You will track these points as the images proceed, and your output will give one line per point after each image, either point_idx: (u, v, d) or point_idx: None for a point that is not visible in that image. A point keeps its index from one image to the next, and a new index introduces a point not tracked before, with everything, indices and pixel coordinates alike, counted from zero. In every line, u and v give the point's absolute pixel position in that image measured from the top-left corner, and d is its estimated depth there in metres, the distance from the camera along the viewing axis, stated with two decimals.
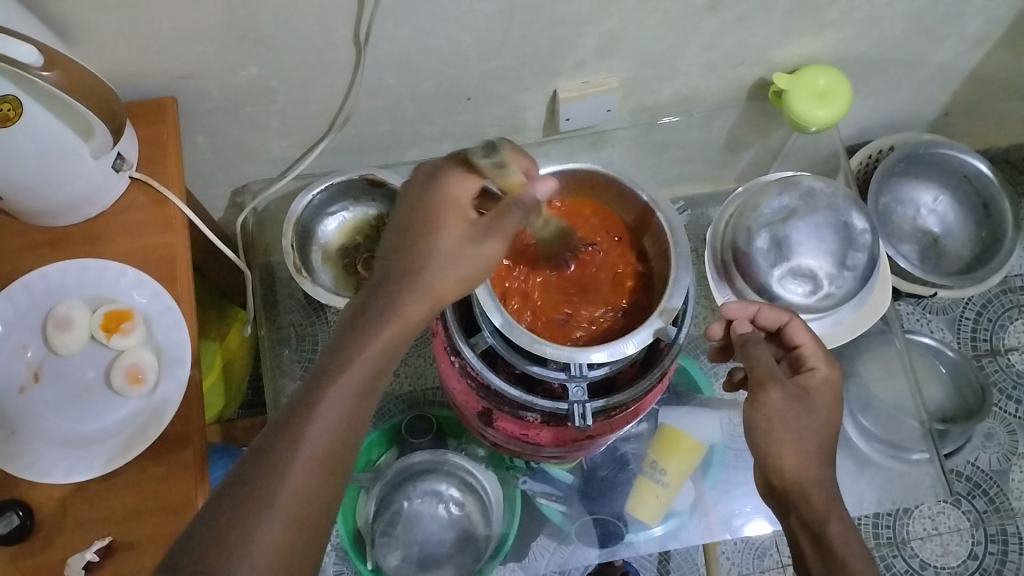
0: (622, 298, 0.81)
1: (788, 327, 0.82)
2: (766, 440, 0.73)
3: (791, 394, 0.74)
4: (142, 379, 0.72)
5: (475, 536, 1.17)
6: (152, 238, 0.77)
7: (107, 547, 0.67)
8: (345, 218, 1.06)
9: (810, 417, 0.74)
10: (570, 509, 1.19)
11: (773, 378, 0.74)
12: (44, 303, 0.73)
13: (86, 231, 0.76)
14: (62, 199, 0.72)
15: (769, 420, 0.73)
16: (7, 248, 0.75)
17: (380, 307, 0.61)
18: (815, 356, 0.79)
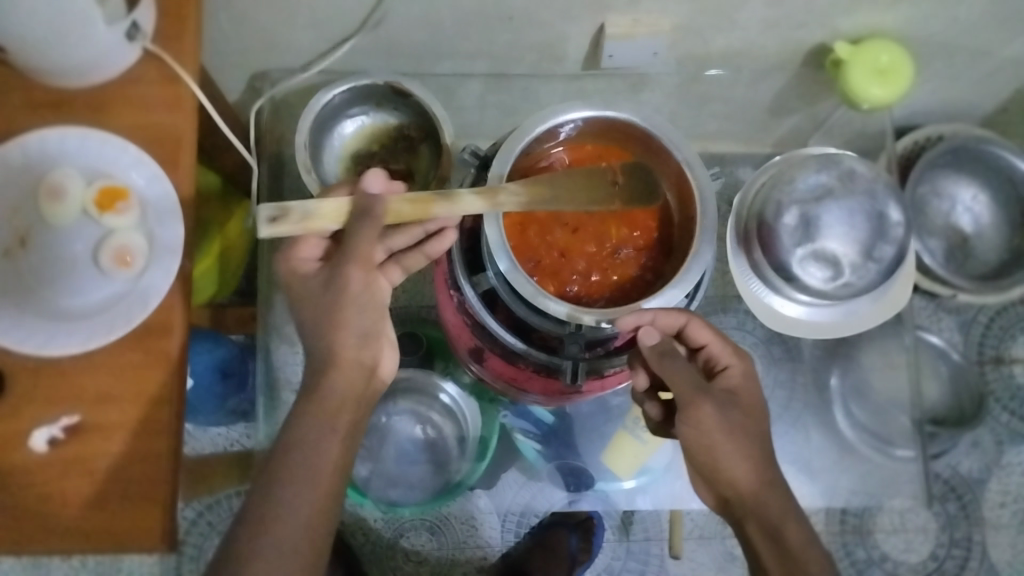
0: (599, 281, 0.77)
1: (685, 327, 0.73)
2: (715, 460, 0.70)
3: (720, 401, 0.71)
4: (129, 263, 0.70)
5: (447, 462, 1.18)
6: (157, 116, 0.72)
7: (74, 426, 0.66)
8: (364, 122, 1.00)
9: (743, 410, 0.72)
10: (545, 449, 1.18)
11: (702, 394, 0.70)
12: (36, 166, 0.70)
13: (92, 98, 0.72)
14: (70, 61, 0.68)
15: (707, 435, 0.70)
16: (7, 102, 0.71)
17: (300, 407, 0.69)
18: (722, 352, 0.74)
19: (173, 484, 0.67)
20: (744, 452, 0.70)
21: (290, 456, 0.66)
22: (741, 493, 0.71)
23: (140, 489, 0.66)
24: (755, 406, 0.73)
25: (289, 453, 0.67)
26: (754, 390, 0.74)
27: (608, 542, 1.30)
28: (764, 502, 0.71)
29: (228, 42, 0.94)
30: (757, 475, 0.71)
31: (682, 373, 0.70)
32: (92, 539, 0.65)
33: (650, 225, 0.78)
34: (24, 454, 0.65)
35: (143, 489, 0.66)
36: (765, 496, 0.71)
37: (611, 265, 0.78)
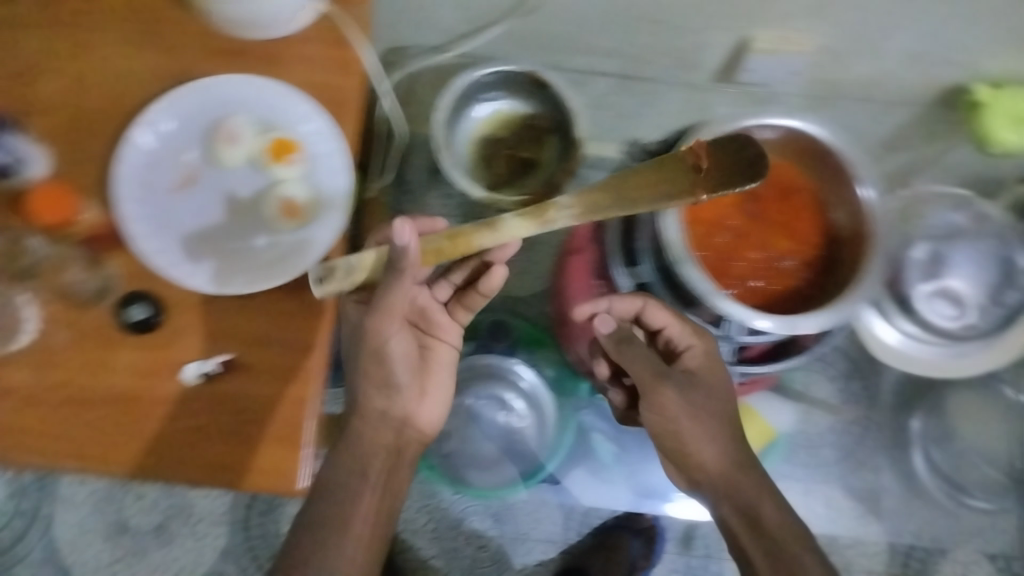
0: (756, 285, 0.82)
1: (645, 311, 0.78)
2: (682, 438, 0.74)
3: (686, 386, 0.74)
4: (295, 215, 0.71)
5: (524, 449, 1.19)
6: (328, 77, 0.73)
7: (227, 363, 0.68)
8: (496, 108, 0.98)
9: (705, 388, 0.75)
10: (620, 450, 1.20)
11: (663, 376, 0.74)
12: (212, 109, 0.71)
13: (266, 52, 0.73)
14: (252, 14, 0.69)
15: (677, 415, 0.74)
16: (182, 46, 0.72)
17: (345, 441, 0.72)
18: (683, 331, 0.78)
19: (312, 429, 0.68)
20: (712, 433, 0.73)
21: (339, 475, 0.70)
22: (709, 474, 0.73)
23: (281, 430, 0.67)
24: (729, 392, 0.76)
25: (335, 473, 0.70)
26: (737, 377, 0.77)
27: (668, 554, 1.22)
28: (699, 460, 0.73)
29: (378, 10, 0.96)
30: (727, 456, 0.73)
31: (689, 358, 0.77)
32: (229, 474, 0.67)
33: (818, 245, 0.83)
34: (172, 383, 0.67)
35: (281, 431, 0.67)
36: (740, 478, 0.72)
37: (771, 274, 0.83)
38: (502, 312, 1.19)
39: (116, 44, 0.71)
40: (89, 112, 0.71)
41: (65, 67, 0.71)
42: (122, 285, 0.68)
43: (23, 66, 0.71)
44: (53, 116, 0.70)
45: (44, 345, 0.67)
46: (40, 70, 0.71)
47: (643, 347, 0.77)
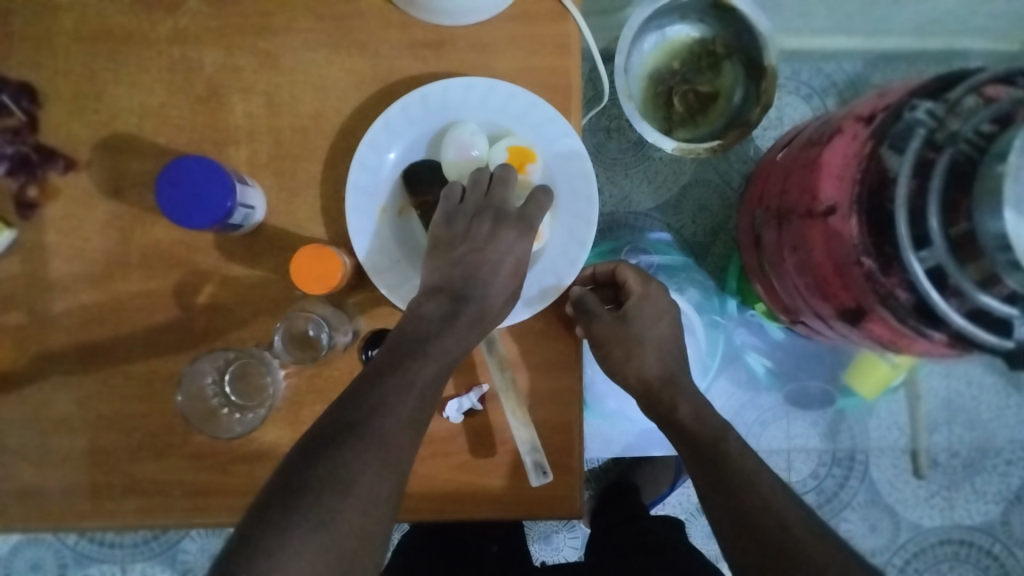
0: None
1: (616, 268, 0.69)
2: (637, 337, 0.63)
3: (596, 319, 0.62)
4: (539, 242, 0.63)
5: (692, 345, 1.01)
6: (547, 60, 0.63)
7: (485, 395, 0.63)
8: (666, 36, 0.90)
9: (662, 336, 0.64)
10: (775, 366, 1.14)
11: (607, 318, 0.62)
12: (437, 118, 0.63)
13: (476, 36, 0.63)
14: None
15: (646, 362, 0.63)
16: (381, 43, 0.62)
17: (475, 278, 0.57)
18: (658, 294, 0.67)
19: (580, 450, 0.63)
20: (649, 355, 0.63)
21: (477, 299, 0.56)
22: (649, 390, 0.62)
23: (558, 442, 0.63)
24: (663, 331, 0.65)
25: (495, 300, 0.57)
26: (654, 304, 0.66)
27: (832, 476, 1.18)
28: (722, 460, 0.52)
29: None
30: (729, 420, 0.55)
31: (654, 324, 0.65)
32: (517, 504, 0.63)
33: None
34: (439, 422, 0.63)
35: (558, 458, 0.63)
36: None
37: None
38: (637, 237, 1.12)
39: (308, 48, 0.62)
40: (292, 134, 0.63)
41: (257, 86, 0.62)
42: (365, 326, 0.63)
43: (208, 88, 0.62)
44: (254, 143, 0.62)
45: (298, 407, 0.62)
46: (226, 89, 0.62)
47: (632, 282, 0.67)
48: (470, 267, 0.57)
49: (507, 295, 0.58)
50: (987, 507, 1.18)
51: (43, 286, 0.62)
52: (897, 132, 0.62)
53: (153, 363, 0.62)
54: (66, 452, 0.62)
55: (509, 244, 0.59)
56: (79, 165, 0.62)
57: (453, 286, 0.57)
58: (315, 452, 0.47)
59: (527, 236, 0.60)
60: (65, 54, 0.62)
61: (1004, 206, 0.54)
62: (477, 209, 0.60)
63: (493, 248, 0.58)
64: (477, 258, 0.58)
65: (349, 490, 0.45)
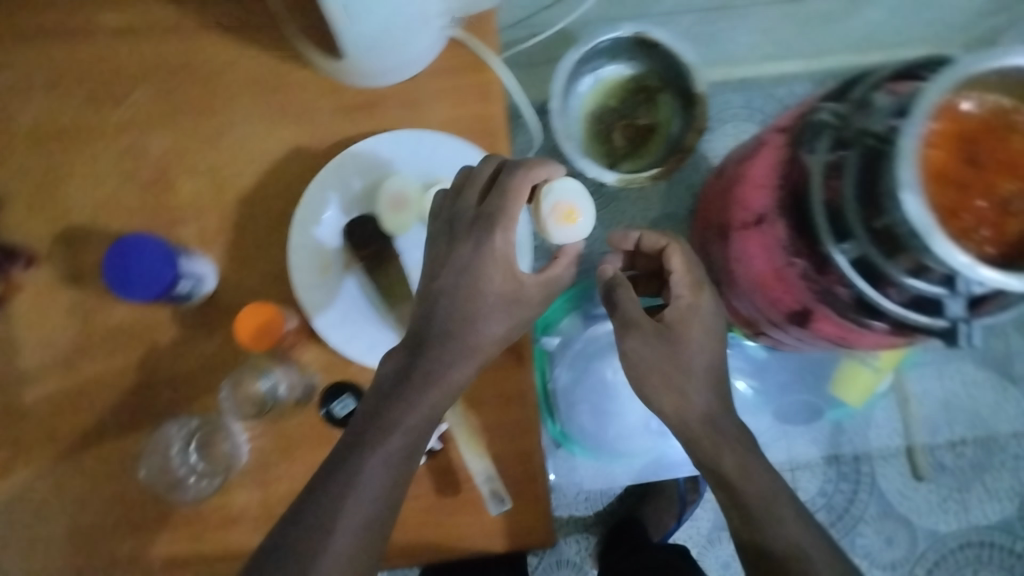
0: None
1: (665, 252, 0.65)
2: (680, 368, 0.60)
3: (631, 331, 0.62)
4: (577, 219, 0.60)
5: None
6: (472, 107, 0.67)
7: (446, 435, 0.64)
8: (602, 77, 0.93)
9: (706, 363, 0.60)
10: (762, 387, 1.13)
11: (647, 330, 0.61)
12: (370, 173, 0.66)
13: (404, 93, 0.67)
14: (383, 60, 0.62)
15: (693, 400, 0.60)
16: (317, 110, 0.66)
17: (432, 330, 0.57)
18: (706, 308, 0.62)
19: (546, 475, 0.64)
20: (694, 390, 0.60)
21: (461, 339, 0.57)
22: None
23: (522, 472, 0.64)
24: (710, 357, 0.61)
25: (455, 347, 0.57)
26: (699, 327, 0.61)
27: (838, 489, 1.18)
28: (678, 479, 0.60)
29: None
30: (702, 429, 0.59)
31: (701, 345, 0.61)
32: (489, 538, 0.64)
33: None
34: None
35: (523, 488, 0.64)
36: None
37: None
38: None
39: (248, 124, 0.66)
40: (239, 205, 0.66)
41: (203, 163, 0.66)
42: (324, 380, 0.65)
43: (157, 171, 0.66)
44: (204, 217, 0.66)
45: (268, 464, 0.64)
46: (173, 170, 0.66)
47: (681, 282, 0.63)
48: (428, 314, 0.57)
49: (478, 326, 0.57)
50: (1003, 506, 1.17)
51: (14, 377, 0.65)
52: (811, 136, 0.66)
53: (124, 438, 0.64)
54: (47, 535, 0.64)
55: (465, 257, 0.57)
56: (41, 258, 0.66)
57: (410, 343, 0.57)
58: (292, 517, 0.52)
59: (487, 236, 0.56)
60: (21, 157, 0.66)
61: (901, 190, 0.53)
62: (444, 226, 0.58)
63: (450, 269, 0.57)
64: (445, 299, 0.57)
65: (318, 553, 0.50)
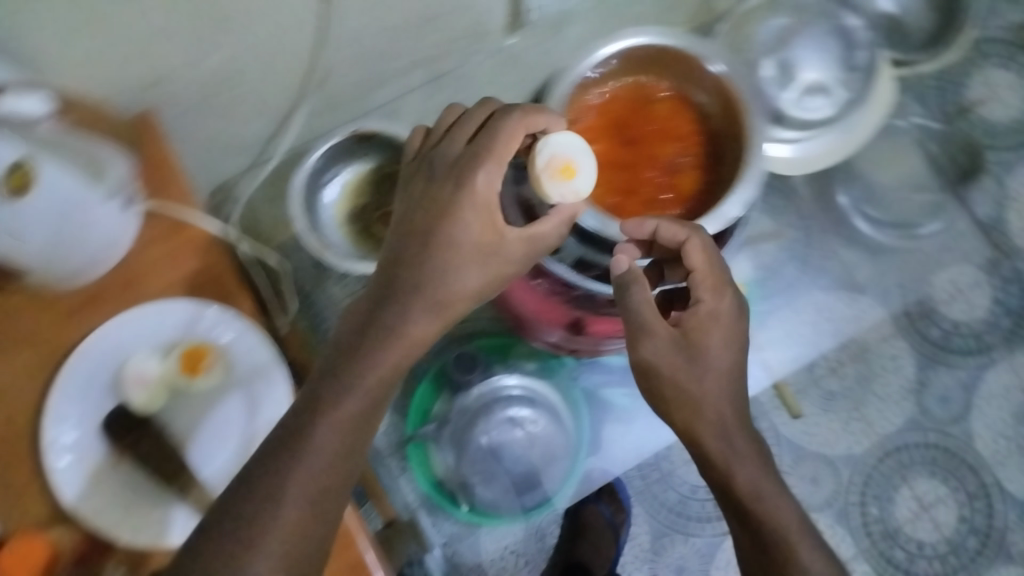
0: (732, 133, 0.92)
1: (684, 250, 0.73)
2: (679, 384, 0.71)
3: (676, 340, 0.71)
4: (570, 173, 0.71)
5: (542, 402, 1.23)
6: (189, 265, 0.71)
7: None
8: (344, 181, 0.98)
9: (723, 367, 0.72)
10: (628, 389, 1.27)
11: (668, 333, 0.71)
12: (108, 364, 0.69)
13: (120, 279, 0.70)
14: (79, 261, 0.65)
15: (722, 405, 0.72)
16: (42, 330, 0.68)
17: (365, 346, 0.67)
18: (727, 310, 0.72)
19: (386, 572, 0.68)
20: (716, 390, 0.71)
21: (390, 345, 0.68)
22: None
23: None
24: (727, 357, 0.72)
25: (375, 358, 0.67)
26: (716, 337, 0.72)
27: None
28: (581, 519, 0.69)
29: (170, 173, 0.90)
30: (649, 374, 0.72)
31: (719, 354, 0.72)
32: None
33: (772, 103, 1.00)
34: None
35: None
36: None
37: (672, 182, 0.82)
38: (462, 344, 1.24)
39: None
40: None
41: None
42: None
43: None
44: None
45: None
46: None
47: (709, 270, 0.72)
48: (363, 333, 0.68)
49: (419, 329, 0.69)
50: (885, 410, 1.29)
51: None
52: None
53: None
54: None
55: (462, 198, 0.71)
56: None
57: (338, 361, 0.67)
58: (224, 518, 0.61)
59: (482, 179, 0.71)
60: None
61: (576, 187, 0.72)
62: (435, 182, 0.73)
63: (445, 214, 0.71)
64: (396, 307, 0.69)
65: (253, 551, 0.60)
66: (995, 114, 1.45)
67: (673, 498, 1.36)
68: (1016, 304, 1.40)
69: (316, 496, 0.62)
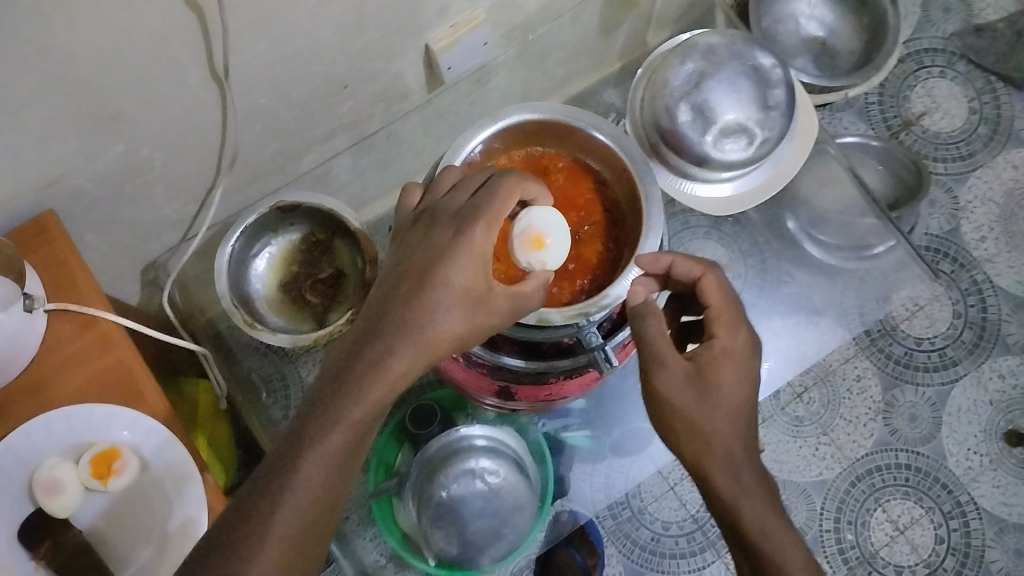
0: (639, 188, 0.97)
1: (700, 286, 0.83)
2: (690, 412, 0.76)
3: (687, 373, 0.77)
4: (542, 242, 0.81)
5: (508, 455, 1.16)
6: (98, 362, 0.75)
7: None
8: (271, 254, 0.98)
9: (738, 402, 0.77)
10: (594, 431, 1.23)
11: (679, 364, 0.77)
12: (21, 471, 0.70)
13: (28, 382, 0.74)
14: None
15: (732, 439, 0.76)
16: None
17: (353, 377, 0.70)
18: (742, 346, 0.79)
19: None
20: (734, 423, 0.76)
21: (372, 379, 0.70)
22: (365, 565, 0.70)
23: None
24: (740, 392, 0.77)
25: (361, 391, 0.70)
26: (730, 371, 0.77)
27: None
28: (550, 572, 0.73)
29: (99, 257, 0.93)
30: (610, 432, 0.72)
31: (734, 388, 0.77)
32: None
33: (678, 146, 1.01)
34: None
35: None
36: None
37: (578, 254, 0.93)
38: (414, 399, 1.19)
39: None
40: None
41: None
42: None
43: None
44: None
45: None
46: None
47: (724, 313, 0.81)
48: (358, 362, 0.71)
49: (413, 359, 0.72)
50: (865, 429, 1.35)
51: None
52: None
53: None
54: None
55: (469, 241, 0.74)
56: None
57: (331, 389, 0.71)
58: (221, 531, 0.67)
59: (485, 231, 0.75)
60: None
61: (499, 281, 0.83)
62: (433, 223, 0.77)
63: (441, 255, 0.74)
64: (396, 331, 0.72)
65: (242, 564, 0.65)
66: (937, 127, 1.46)
67: (645, 537, 1.32)
68: (975, 316, 1.40)
69: (306, 519, 0.68)
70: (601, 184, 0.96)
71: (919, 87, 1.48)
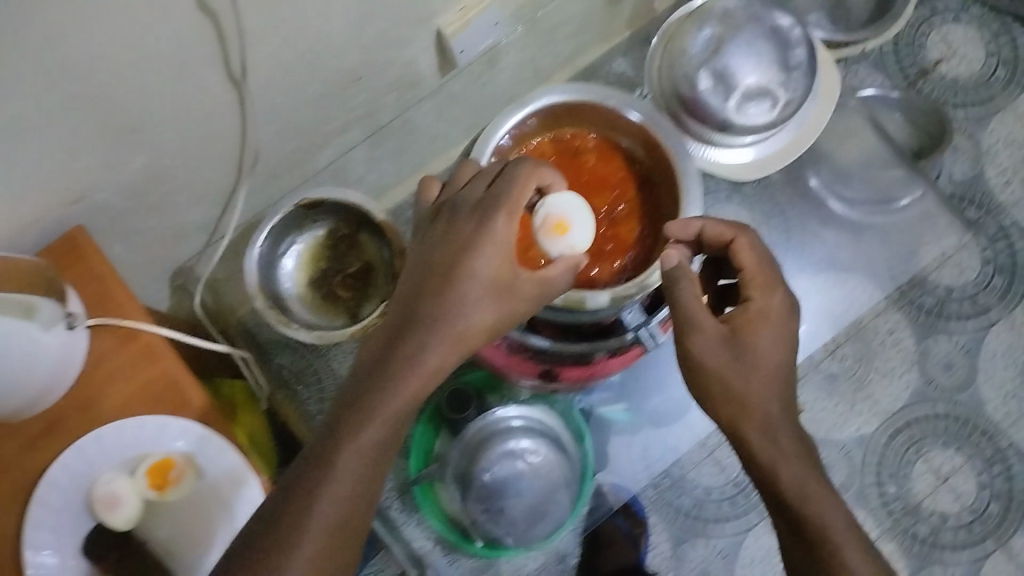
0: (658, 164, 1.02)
1: (734, 248, 0.83)
2: (724, 374, 0.76)
3: (721, 338, 0.77)
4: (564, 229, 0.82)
5: (550, 434, 1.16)
6: (143, 375, 0.76)
7: None
8: (299, 251, 0.98)
9: (775, 364, 0.76)
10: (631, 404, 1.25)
11: (713, 326, 0.77)
12: (80, 488, 0.73)
13: (75, 399, 0.75)
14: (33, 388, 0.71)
15: (770, 399, 0.75)
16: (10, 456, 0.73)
17: (385, 374, 0.70)
18: (777, 303, 0.79)
19: None
20: (773, 384, 0.75)
21: (404, 373, 0.69)
22: None
23: None
24: (777, 351, 0.76)
25: (394, 389, 0.69)
26: (768, 334, 0.77)
27: None
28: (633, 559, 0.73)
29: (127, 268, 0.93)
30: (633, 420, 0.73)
31: (771, 351, 0.76)
32: None
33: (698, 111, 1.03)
34: None
35: None
36: None
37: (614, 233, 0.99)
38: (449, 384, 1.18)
39: None
40: None
41: None
42: None
43: None
44: None
45: None
46: None
47: (756, 273, 0.81)
48: (386, 359, 0.71)
49: (444, 351, 0.71)
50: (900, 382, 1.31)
51: None
52: None
53: None
54: None
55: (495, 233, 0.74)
56: None
57: (360, 388, 0.70)
58: (253, 532, 0.66)
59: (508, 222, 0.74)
60: None
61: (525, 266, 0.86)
62: (452, 218, 0.77)
63: (467, 249, 0.74)
64: (428, 323, 0.72)
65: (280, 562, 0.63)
66: (954, 72, 1.44)
67: (689, 504, 1.25)
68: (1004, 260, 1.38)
69: (344, 513, 0.66)
70: (631, 162, 1.02)
71: (935, 33, 1.45)
